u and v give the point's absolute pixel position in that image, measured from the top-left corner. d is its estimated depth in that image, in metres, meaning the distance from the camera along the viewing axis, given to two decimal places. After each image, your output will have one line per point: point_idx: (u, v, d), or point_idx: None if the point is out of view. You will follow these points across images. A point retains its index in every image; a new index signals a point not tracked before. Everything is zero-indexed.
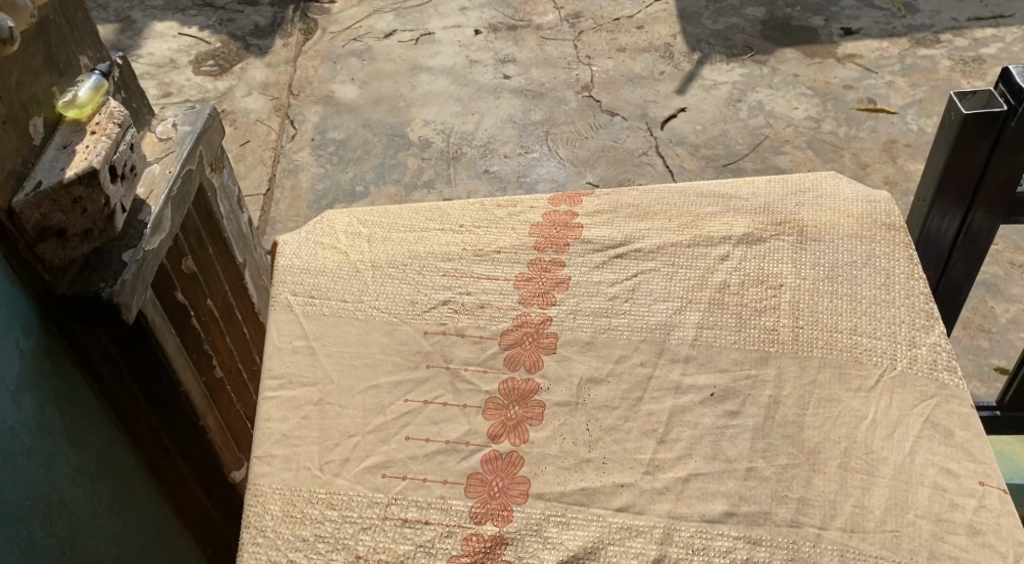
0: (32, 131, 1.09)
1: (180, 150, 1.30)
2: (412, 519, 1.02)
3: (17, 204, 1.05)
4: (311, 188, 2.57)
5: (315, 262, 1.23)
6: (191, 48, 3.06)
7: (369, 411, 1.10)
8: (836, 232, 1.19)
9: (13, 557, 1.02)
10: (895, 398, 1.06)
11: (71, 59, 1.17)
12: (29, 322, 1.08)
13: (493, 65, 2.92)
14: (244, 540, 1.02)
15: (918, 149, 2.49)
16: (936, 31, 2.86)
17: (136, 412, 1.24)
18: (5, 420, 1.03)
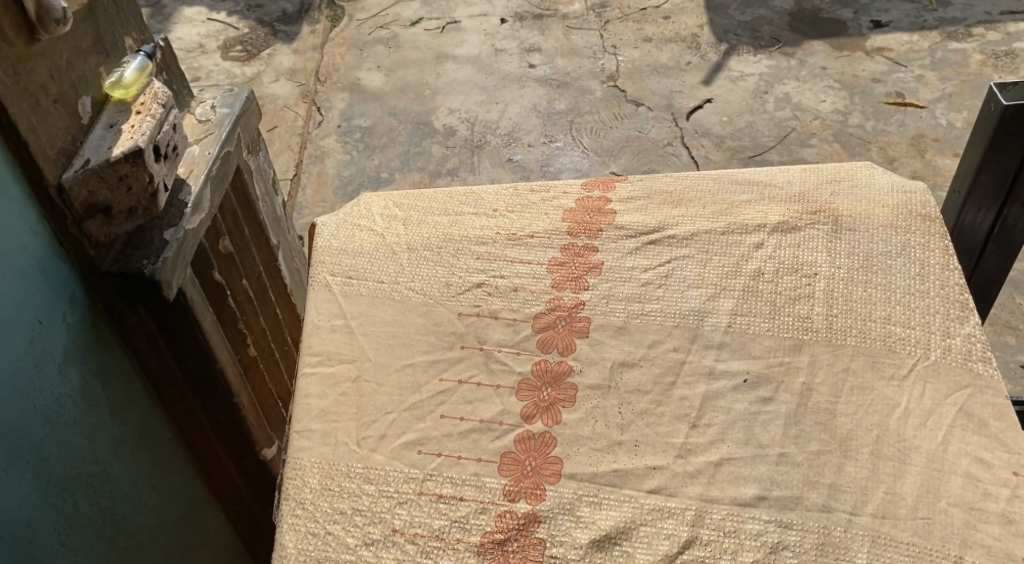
0: (80, 110, 1.11)
1: (220, 132, 1.32)
2: (447, 496, 1.04)
3: (67, 181, 1.07)
4: (337, 174, 2.59)
5: (353, 244, 1.25)
6: (219, 33, 3.08)
7: (405, 389, 1.11)
8: (872, 222, 1.19)
9: (58, 525, 1.05)
10: (929, 387, 1.06)
11: (117, 41, 1.20)
12: (75, 296, 1.10)
13: (519, 54, 2.92)
14: (284, 511, 1.04)
15: (946, 143, 2.48)
16: (967, 24, 2.84)
17: (175, 388, 1.26)
18: (52, 390, 1.05)
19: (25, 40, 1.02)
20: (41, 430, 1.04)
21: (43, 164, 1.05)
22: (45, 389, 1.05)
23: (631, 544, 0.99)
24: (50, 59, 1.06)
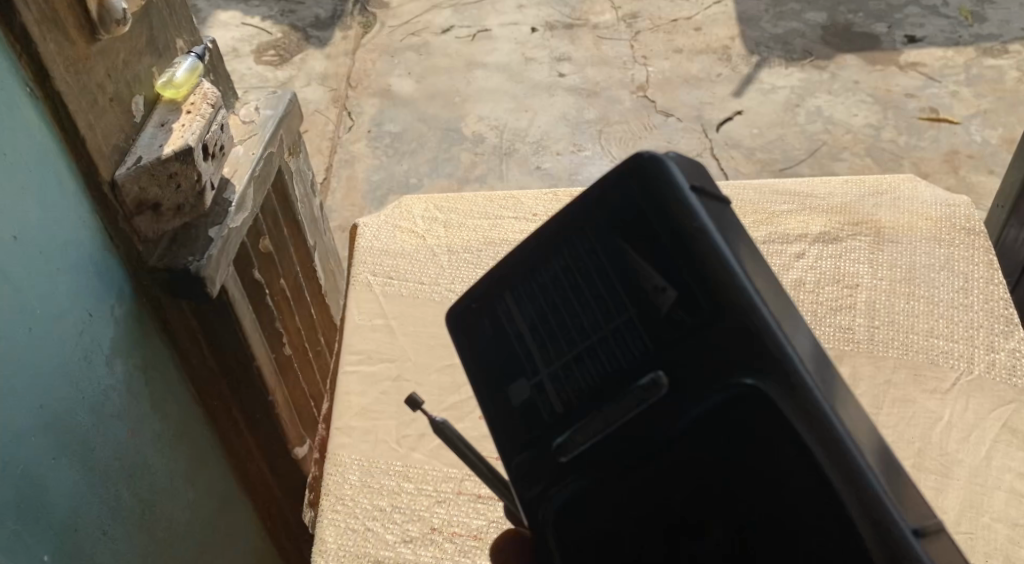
0: (133, 109, 1.13)
1: (264, 133, 1.33)
2: (485, 496, 1.06)
3: (120, 177, 1.09)
4: (366, 179, 2.62)
5: (394, 245, 1.29)
6: (253, 37, 3.10)
7: (444, 389, 1.14)
8: (915, 235, 1.24)
9: (102, 515, 1.07)
10: (973, 401, 1.07)
11: (169, 42, 1.22)
12: (123, 290, 1.12)
13: (549, 64, 2.91)
14: (324, 506, 1.07)
15: (980, 160, 2.47)
16: (1004, 41, 2.81)
17: (214, 385, 1.29)
18: (99, 381, 1.07)
19: (86, 39, 1.04)
20: (88, 420, 1.05)
21: (98, 160, 1.07)
22: (94, 380, 1.06)
23: None
24: (108, 59, 1.08)
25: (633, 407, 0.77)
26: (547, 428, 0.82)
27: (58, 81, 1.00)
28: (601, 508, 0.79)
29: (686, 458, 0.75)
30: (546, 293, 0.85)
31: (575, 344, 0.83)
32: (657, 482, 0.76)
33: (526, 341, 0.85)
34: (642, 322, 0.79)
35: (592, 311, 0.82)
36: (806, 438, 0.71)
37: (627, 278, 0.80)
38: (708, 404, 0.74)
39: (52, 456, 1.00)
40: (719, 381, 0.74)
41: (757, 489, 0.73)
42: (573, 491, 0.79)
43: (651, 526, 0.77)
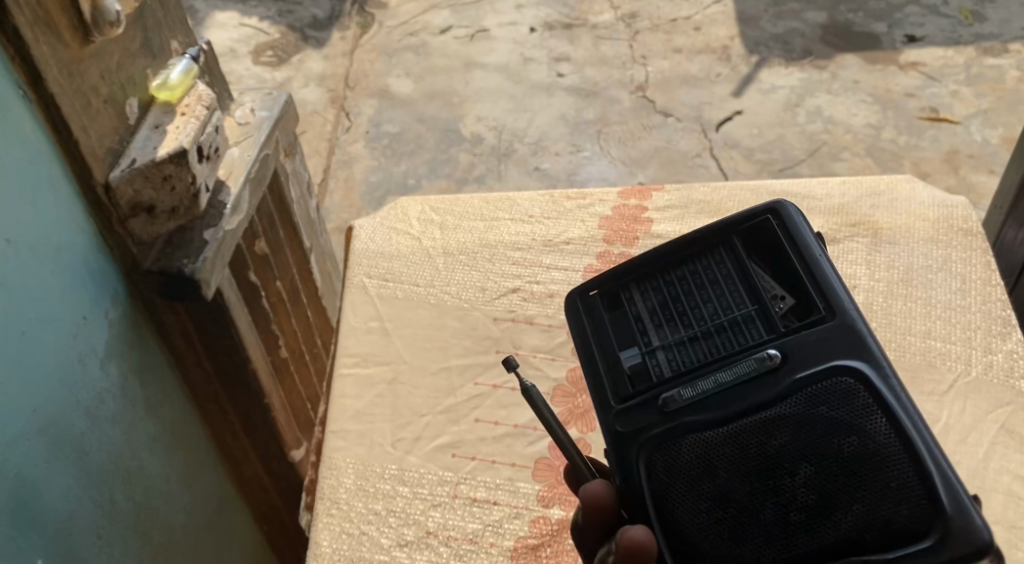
0: (127, 111, 1.13)
1: (260, 134, 1.33)
2: (481, 499, 1.06)
3: (114, 179, 1.09)
4: (365, 180, 2.62)
5: (390, 247, 1.29)
6: (251, 38, 3.10)
7: (439, 392, 1.14)
8: (911, 236, 1.24)
9: (96, 518, 1.06)
10: (970, 403, 1.08)
11: (164, 43, 1.21)
12: (117, 293, 1.12)
13: (548, 64, 2.90)
14: (319, 510, 1.06)
15: (981, 160, 2.47)
16: (1004, 40, 2.80)
17: (208, 387, 1.28)
18: (93, 385, 1.07)
19: (79, 40, 1.04)
20: (83, 423, 1.05)
21: (92, 163, 1.06)
22: (88, 383, 1.06)
23: None
24: (101, 61, 1.08)
25: (744, 375, 0.81)
26: (654, 386, 0.86)
27: (50, 82, 1.00)
28: (692, 450, 0.81)
29: (792, 411, 0.78)
30: (666, 286, 0.92)
31: (695, 323, 0.88)
32: (755, 429, 0.78)
33: (645, 321, 0.91)
34: (759, 318, 0.85)
35: (710, 303, 0.88)
36: (893, 407, 0.75)
37: (752, 285, 0.87)
38: (813, 373, 0.78)
39: (45, 460, 0.99)
40: (823, 353, 0.79)
41: (850, 453, 0.75)
42: (671, 430, 0.82)
43: (739, 470, 0.78)
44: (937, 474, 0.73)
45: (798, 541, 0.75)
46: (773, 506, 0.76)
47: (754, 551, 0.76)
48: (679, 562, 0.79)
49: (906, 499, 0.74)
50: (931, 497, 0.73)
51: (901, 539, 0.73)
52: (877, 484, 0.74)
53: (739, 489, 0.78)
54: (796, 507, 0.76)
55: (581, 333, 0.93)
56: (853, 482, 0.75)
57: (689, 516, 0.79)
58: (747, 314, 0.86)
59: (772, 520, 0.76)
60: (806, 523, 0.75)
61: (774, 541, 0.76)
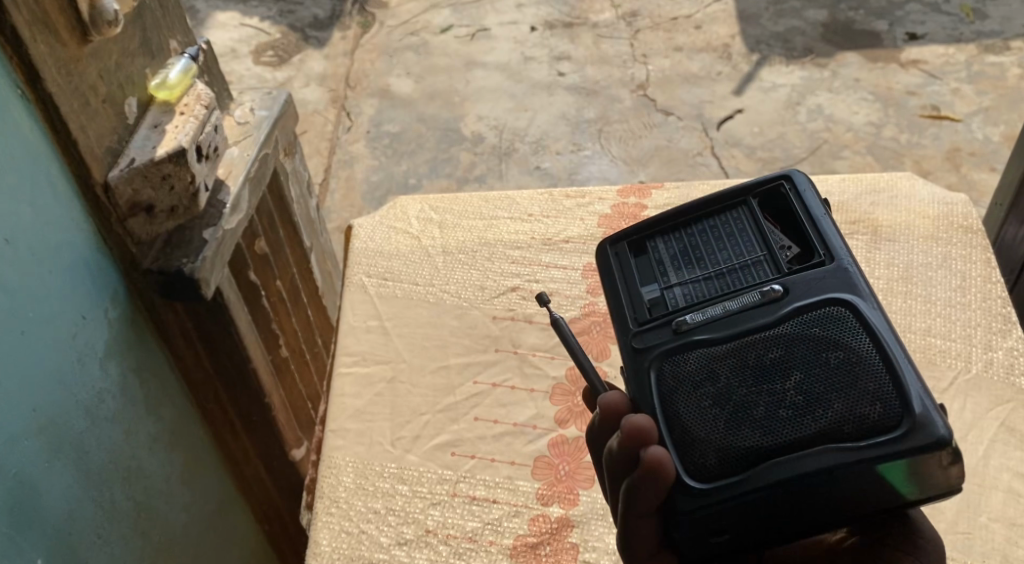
0: (126, 111, 1.13)
1: (259, 133, 1.33)
2: (480, 498, 1.06)
3: (112, 179, 1.09)
4: (365, 180, 2.62)
5: (389, 246, 1.29)
6: (252, 38, 3.09)
7: (438, 391, 1.14)
8: (911, 233, 1.23)
9: (96, 518, 1.06)
10: (970, 400, 1.08)
11: (162, 42, 1.21)
12: (117, 292, 1.12)
13: (548, 63, 2.90)
14: (319, 509, 1.06)
15: (982, 158, 2.47)
16: (1006, 38, 2.80)
17: (208, 386, 1.28)
18: (92, 384, 1.07)
19: (78, 40, 1.04)
20: (82, 424, 1.05)
21: (91, 163, 1.06)
22: (86, 383, 1.06)
23: None
24: (100, 60, 1.08)
25: (752, 301, 0.86)
26: (669, 313, 0.91)
27: (49, 82, 1.00)
28: (697, 360, 0.85)
29: (790, 330, 0.82)
30: (686, 235, 0.96)
31: (711, 265, 0.93)
32: (754, 343, 0.83)
33: (666, 263, 0.95)
34: (767, 261, 0.90)
35: (726, 248, 0.93)
36: (879, 329, 0.80)
37: (763, 236, 0.92)
38: (811, 299, 0.84)
39: (44, 459, 0.99)
40: (826, 286, 0.84)
41: (837, 364, 0.80)
42: (681, 344, 0.86)
43: (739, 374, 0.82)
44: (914, 384, 0.77)
45: (786, 436, 0.78)
46: (768, 405, 0.80)
47: (746, 447, 0.79)
48: (675, 453, 0.82)
49: (885, 402, 0.77)
50: (907, 400, 0.77)
51: (876, 435, 0.76)
52: (861, 389, 0.78)
53: (737, 390, 0.81)
54: (786, 407, 0.79)
55: (605, 276, 0.97)
56: (841, 386, 0.79)
57: (689, 414, 0.82)
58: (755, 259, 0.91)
59: (765, 416, 0.80)
60: (797, 419, 0.79)
61: (765, 436, 0.79)
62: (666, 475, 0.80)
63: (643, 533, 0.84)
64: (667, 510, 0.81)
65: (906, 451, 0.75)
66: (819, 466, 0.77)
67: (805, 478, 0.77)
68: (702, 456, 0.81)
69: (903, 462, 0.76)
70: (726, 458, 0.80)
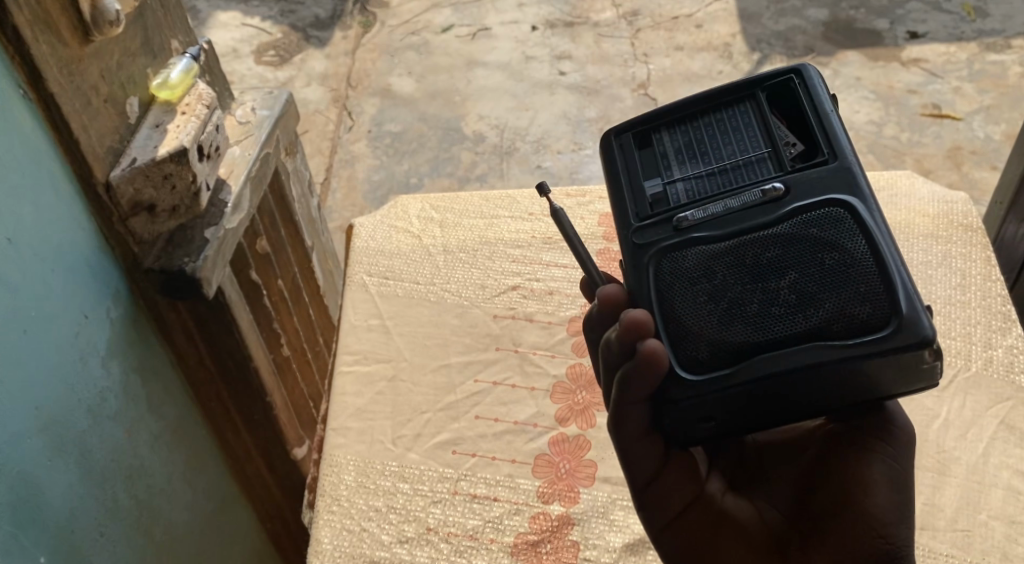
0: (128, 110, 1.13)
1: (260, 133, 1.33)
2: (481, 496, 1.06)
3: (114, 178, 1.09)
4: (366, 179, 2.63)
5: (390, 245, 1.29)
6: (253, 38, 3.10)
7: (439, 389, 1.15)
8: (912, 232, 1.24)
9: (98, 516, 1.06)
10: (970, 398, 1.08)
11: (163, 42, 1.22)
12: (119, 291, 1.12)
13: (549, 62, 2.90)
14: (320, 507, 1.07)
15: (983, 157, 2.47)
16: (1007, 36, 2.79)
17: (211, 386, 1.29)
18: (95, 383, 1.07)
19: (79, 40, 1.04)
20: (85, 422, 1.05)
21: (93, 162, 1.07)
22: (89, 382, 1.06)
23: None
24: (101, 59, 1.08)
25: (753, 200, 0.88)
26: (671, 208, 0.92)
27: (51, 82, 1.00)
28: (696, 257, 0.88)
29: (787, 231, 0.85)
30: (692, 127, 0.96)
31: (715, 160, 0.94)
32: (752, 244, 0.86)
33: (670, 155, 0.96)
34: (771, 158, 0.91)
35: (731, 143, 0.94)
36: (874, 232, 0.84)
37: (768, 130, 0.93)
38: (811, 199, 0.86)
39: (46, 457, 0.99)
40: (824, 187, 0.87)
41: (831, 265, 0.83)
42: (681, 241, 0.89)
43: (735, 273, 0.86)
44: (902, 285, 0.81)
45: (777, 331, 0.83)
46: (760, 302, 0.84)
47: (737, 344, 0.84)
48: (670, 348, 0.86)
49: (873, 301, 0.81)
50: (895, 301, 0.81)
51: (863, 334, 0.81)
52: (850, 289, 0.82)
53: (733, 289, 0.85)
54: (779, 305, 0.83)
55: (609, 167, 0.98)
56: (832, 286, 0.83)
57: (685, 311, 0.86)
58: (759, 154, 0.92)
59: (758, 313, 0.84)
60: (787, 315, 0.83)
61: (757, 332, 0.84)
62: (661, 362, 0.83)
63: (633, 416, 0.87)
64: (658, 397, 0.86)
65: (889, 349, 0.80)
66: (805, 360, 0.81)
67: (793, 373, 0.81)
68: (695, 349, 0.85)
69: (886, 359, 0.80)
70: (717, 352, 0.84)
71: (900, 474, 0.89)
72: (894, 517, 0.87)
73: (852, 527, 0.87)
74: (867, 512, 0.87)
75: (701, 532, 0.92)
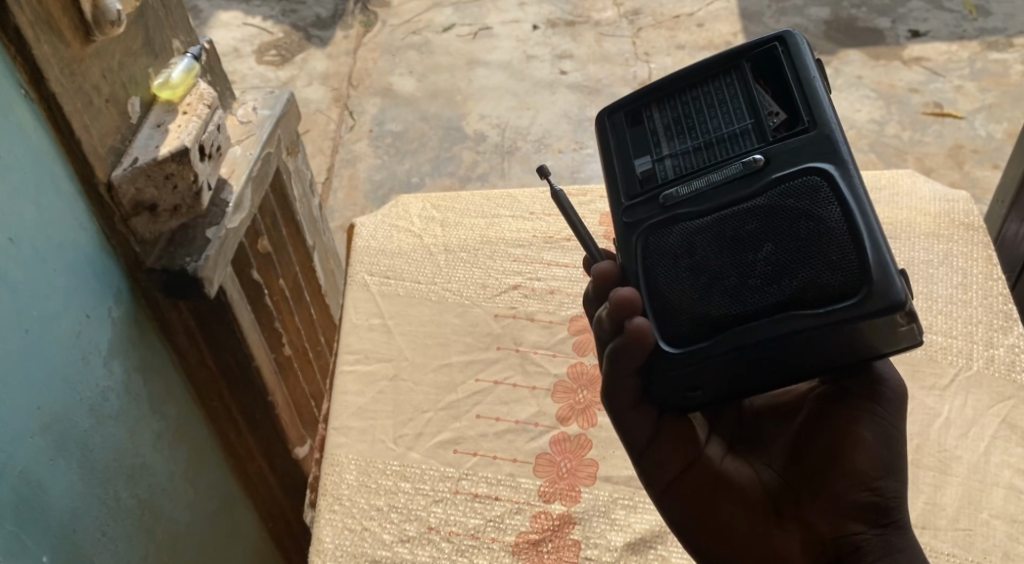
0: (129, 110, 1.13)
1: (262, 132, 1.33)
2: (482, 495, 1.06)
3: (116, 178, 1.09)
4: (368, 179, 2.63)
5: (391, 244, 1.29)
6: (254, 37, 3.10)
7: (441, 388, 1.15)
8: (913, 231, 1.24)
9: (100, 516, 1.06)
10: (971, 397, 1.08)
11: (165, 42, 1.22)
12: (121, 291, 1.13)
13: (551, 61, 2.90)
14: (322, 506, 1.07)
15: (985, 155, 2.47)
16: (1008, 35, 2.79)
17: (213, 385, 1.29)
18: (97, 383, 1.07)
19: (80, 39, 1.04)
20: (87, 421, 1.05)
21: (95, 162, 1.07)
22: (91, 382, 1.06)
23: (666, 548, 1.01)
24: (103, 59, 1.08)
25: (731, 174, 0.88)
26: (658, 185, 0.93)
27: (53, 82, 1.00)
28: (678, 235, 0.89)
29: (764, 203, 0.85)
30: (679, 101, 0.95)
31: (700, 134, 0.93)
32: (730, 217, 0.86)
33: (658, 130, 0.96)
34: (754, 129, 0.90)
35: (716, 115, 0.93)
36: (851, 200, 0.83)
37: (751, 101, 0.91)
38: (788, 170, 0.85)
39: (48, 457, 0.99)
40: (802, 156, 0.86)
41: (806, 235, 0.83)
42: (666, 220, 0.90)
43: (715, 248, 0.86)
44: (876, 252, 0.81)
45: (754, 304, 0.84)
46: (739, 277, 0.85)
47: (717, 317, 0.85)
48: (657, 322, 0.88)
49: (847, 269, 0.81)
50: (868, 267, 0.81)
51: (834, 302, 0.81)
52: (826, 259, 0.82)
53: (712, 263, 0.86)
54: (757, 277, 0.84)
55: (603, 146, 0.99)
56: (808, 256, 0.83)
57: (668, 288, 0.88)
58: (741, 125, 0.91)
59: (737, 286, 0.85)
60: (764, 288, 0.84)
61: (735, 303, 0.85)
62: (649, 339, 0.86)
63: (623, 390, 0.90)
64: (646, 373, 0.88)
65: (862, 315, 0.80)
66: (782, 329, 0.82)
67: (771, 341, 0.83)
68: (676, 324, 0.87)
69: (861, 325, 0.81)
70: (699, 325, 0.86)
71: (891, 432, 0.89)
72: (883, 470, 0.88)
73: (841, 486, 0.89)
74: (855, 470, 0.89)
75: (699, 495, 0.93)
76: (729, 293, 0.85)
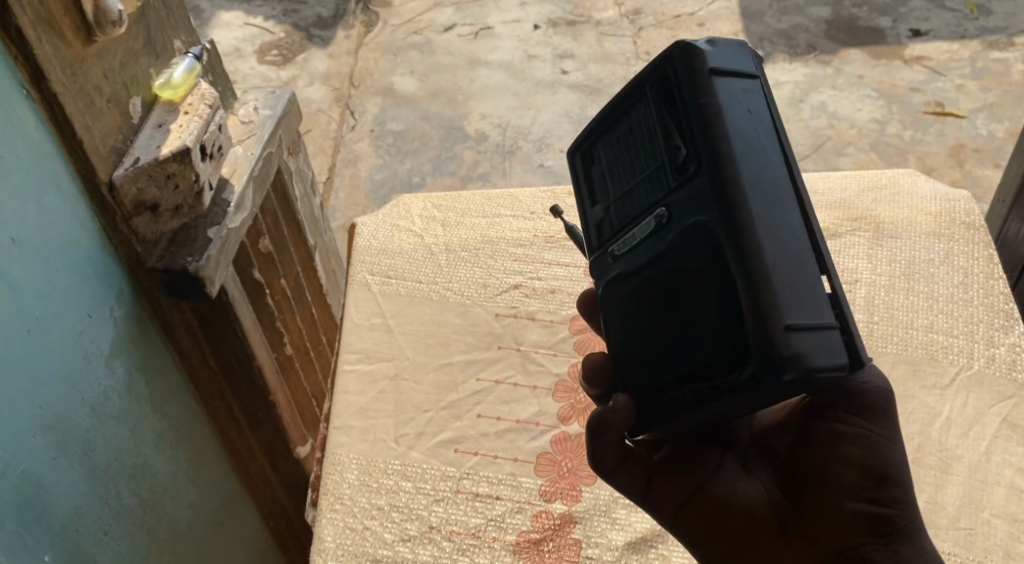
0: (130, 110, 1.13)
1: (263, 132, 1.33)
2: (483, 494, 1.06)
3: (118, 178, 1.09)
4: (369, 178, 2.63)
5: (392, 244, 1.29)
6: (255, 37, 3.10)
7: (442, 388, 1.15)
8: (914, 229, 1.24)
9: (102, 516, 1.07)
10: (972, 397, 1.08)
11: (166, 42, 1.22)
12: (122, 291, 1.13)
13: (552, 61, 2.90)
14: (323, 505, 1.07)
15: (986, 154, 2.47)
16: (1009, 34, 2.79)
17: (215, 385, 1.29)
18: (99, 383, 1.08)
19: (82, 40, 1.04)
20: (89, 421, 1.06)
21: (96, 162, 1.07)
22: (94, 382, 1.07)
23: (667, 547, 1.01)
24: (104, 60, 1.08)
25: (642, 233, 0.87)
26: (604, 235, 0.93)
27: (54, 83, 1.00)
28: (615, 298, 0.90)
29: (667, 265, 0.84)
30: (616, 137, 0.93)
31: (631, 174, 0.90)
32: (647, 281, 0.86)
33: (603, 170, 0.94)
34: (663, 168, 0.86)
35: (640, 151, 0.89)
36: (732, 258, 0.78)
37: (662, 135, 0.86)
38: (683, 229, 0.82)
39: (50, 456, 0.99)
40: (696, 207, 0.82)
41: (700, 299, 0.81)
42: (607, 281, 0.91)
43: (641, 314, 0.87)
44: (756, 312, 0.77)
45: (669, 372, 0.85)
46: (656, 344, 0.85)
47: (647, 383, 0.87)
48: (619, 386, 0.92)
49: (733, 335, 0.78)
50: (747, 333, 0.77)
51: (727, 368, 0.79)
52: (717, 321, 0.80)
53: (640, 329, 0.87)
54: (668, 344, 0.84)
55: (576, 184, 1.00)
56: (703, 321, 0.81)
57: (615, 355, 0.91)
58: (653, 167, 0.87)
59: (656, 353, 0.85)
60: (673, 356, 0.84)
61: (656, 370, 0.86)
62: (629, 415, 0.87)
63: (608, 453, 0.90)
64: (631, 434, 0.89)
65: (745, 383, 0.78)
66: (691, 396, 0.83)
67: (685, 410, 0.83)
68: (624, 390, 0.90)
69: (750, 390, 0.78)
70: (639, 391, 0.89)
71: (889, 448, 0.85)
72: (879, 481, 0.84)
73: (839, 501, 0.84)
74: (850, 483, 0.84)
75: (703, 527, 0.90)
76: (654, 349, 0.86)
